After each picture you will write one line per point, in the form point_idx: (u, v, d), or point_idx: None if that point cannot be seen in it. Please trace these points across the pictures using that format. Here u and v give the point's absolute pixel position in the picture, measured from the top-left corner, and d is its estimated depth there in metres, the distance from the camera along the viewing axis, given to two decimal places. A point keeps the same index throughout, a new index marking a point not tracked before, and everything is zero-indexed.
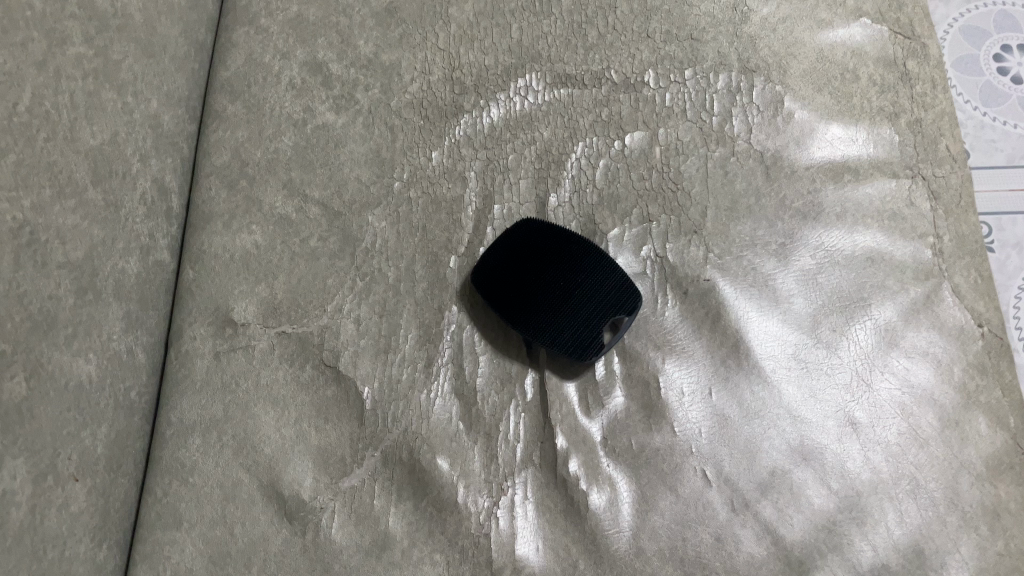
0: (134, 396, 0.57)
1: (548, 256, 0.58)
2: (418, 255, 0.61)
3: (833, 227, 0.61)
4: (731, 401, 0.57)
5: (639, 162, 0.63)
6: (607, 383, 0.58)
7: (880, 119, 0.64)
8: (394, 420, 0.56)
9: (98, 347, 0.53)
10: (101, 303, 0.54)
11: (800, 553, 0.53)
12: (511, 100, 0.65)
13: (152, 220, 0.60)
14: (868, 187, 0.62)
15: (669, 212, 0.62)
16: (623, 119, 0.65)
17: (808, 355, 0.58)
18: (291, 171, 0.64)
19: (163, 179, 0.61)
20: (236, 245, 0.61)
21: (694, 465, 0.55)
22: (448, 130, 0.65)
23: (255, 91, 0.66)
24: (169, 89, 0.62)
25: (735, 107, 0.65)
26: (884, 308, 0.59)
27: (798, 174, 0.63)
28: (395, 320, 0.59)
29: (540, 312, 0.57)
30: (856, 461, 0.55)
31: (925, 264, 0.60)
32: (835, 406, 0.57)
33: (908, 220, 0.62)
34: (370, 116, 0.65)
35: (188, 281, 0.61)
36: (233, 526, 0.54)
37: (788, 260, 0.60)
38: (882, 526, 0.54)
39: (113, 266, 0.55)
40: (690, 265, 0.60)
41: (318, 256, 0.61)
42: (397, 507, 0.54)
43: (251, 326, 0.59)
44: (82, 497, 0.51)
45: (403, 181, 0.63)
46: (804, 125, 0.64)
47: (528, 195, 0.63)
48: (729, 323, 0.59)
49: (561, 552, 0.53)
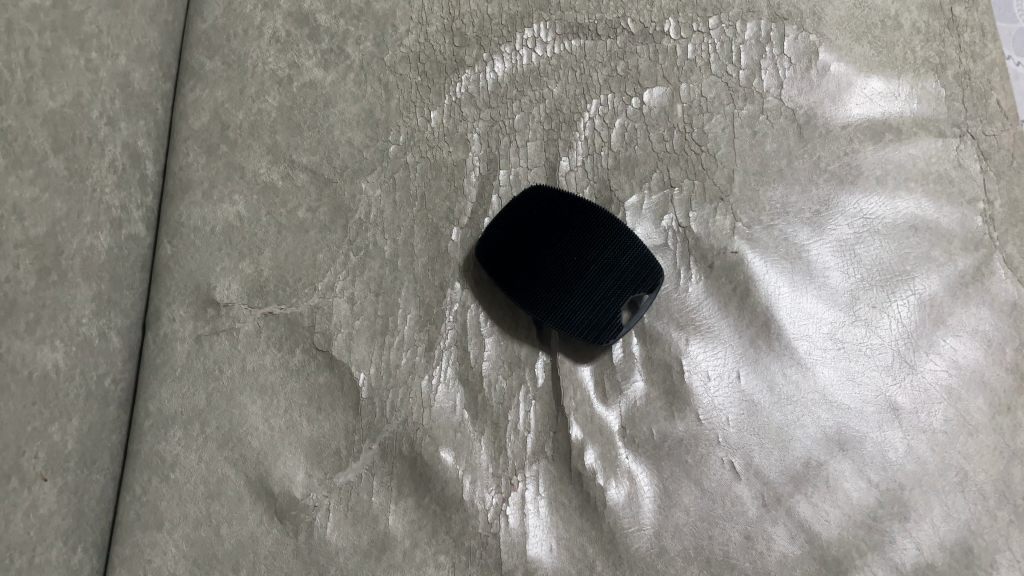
0: (109, 384, 0.51)
1: (562, 226, 0.53)
2: (417, 227, 0.56)
3: (873, 193, 0.56)
4: (761, 386, 0.52)
5: (659, 122, 0.58)
6: (625, 367, 0.53)
7: (924, 71, 0.58)
8: (393, 410, 0.52)
9: (65, 335, 0.47)
10: (67, 285, 0.48)
11: (837, 552, 0.49)
12: (518, 53, 0.59)
13: (124, 190, 0.54)
14: (912, 147, 0.57)
15: (693, 176, 0.56)
16: (641, 73, 0.59)
17: (845, 334, 0.53)
18: (277, 134, 0.58)
19: (136, 144, 0.55)
20: (217, 217, 0.56)
21: (721, 456, 0.51)
22: (449, 87, 0.59)
23: (235, 45, 0.60)
24: (140, 43, 0.55)
25: (765, 60, 0.58)
26: (929, 282, 0.54)
27: (833, 134, 0.57)
28: (392, 299, 0.54)
29: (552, 289, 0.52)
30: (898, 451, 0.50)
31: (975, 232, 0.55)
32: (875, 390, 0.52)
33: (956, 184, 0.56)
34: (362, 72, 0.59)
35: (166, 258, 0.55)
36: (219, 527, 0.50)
37: (823, 230, 0.55)
38: (927, 522, 0.49)
39: (81, 243, 0.49)
40: (716, 236, 0.55)
41: (307, 229, 0.56)
42: (398, 504, 0.50)
43: (235, 307, 0.54)
44: (52, 500, 0.46)
45: (400, 145, 0.58)
46: (841, 78, 0.58)
47: (536, 159, 0.58)
48: (758, 300, 0.54)
49: (577, 553, 0.49)
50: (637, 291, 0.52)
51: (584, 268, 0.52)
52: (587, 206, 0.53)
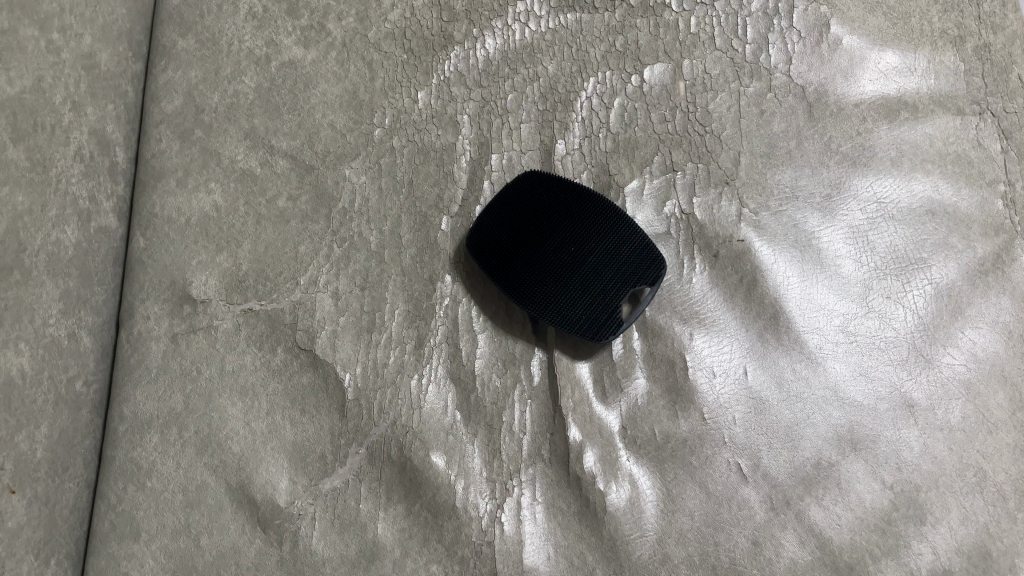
0: (80, 388, 0.48)
1: (559, 216, 0.50)
2: (405, 216, 0.53)
3: (887, 175, 0.53)
4: (769, 381, 0.49)
5: (660, 101, 0.54)
6: (625, 363, 0.50)
7: (942, 44, 0.55)
8: (380, 412, 0.49)
9: (31, 338, 0.44)
10: (31, 284, 0.44)
11: (849, 558, 0.46)
12: (510, 27, 0.56)
13: (92, 180, 0.50)
14: (929, 126, 0.53)
15: (696, 159, 0.53)
16: (641, 49, 0.55)
17: (857, 326, 0.50)
18: (255, 118, 0.55)
19: (104, 129, 0.51)
20: (193, 207, 0.53)
21: (727, 457, 0.48)
22: (437, 66, 0.56)
23: (209, 22, 0.56)
24: (106, 22, 0.52)
25: (772, 33, 0.55)
26: (946, 270, 0.51)
27: (845, 112, 0.54)
28: (379, 294, 0.51)
29: (548, 282, 0.49)
30: (914, 450, 0.48)
31: (995, 217, 0.52)
32: (889, 385, 0.49)
33: (975, 165, 0.53)
34: (345, 50, 0.56)
35: (139, 251, 0.52)
36: (199, 537, 0.48)
37: (834, 215, 0.52)
38: (944, 525, 0.46)
39: (45, 239, 0.45)
40: (721, 223, 0.52)
41: (288, 219, 0.53)
42: (387, 511, 0.48)
43: (212, 303, 0.51)
44: (20, 513, 0.43)
45: (385, 128, 0.55)
46: (853, 53, 0.55)
47: (531, 141, 0.54)
48: (766, 290, 0.51)
49: (576, 561, 0.47)
50: (639, 285, 0.49)
51: (582, 260, 0.49)
52: (585, 194, 0.50)
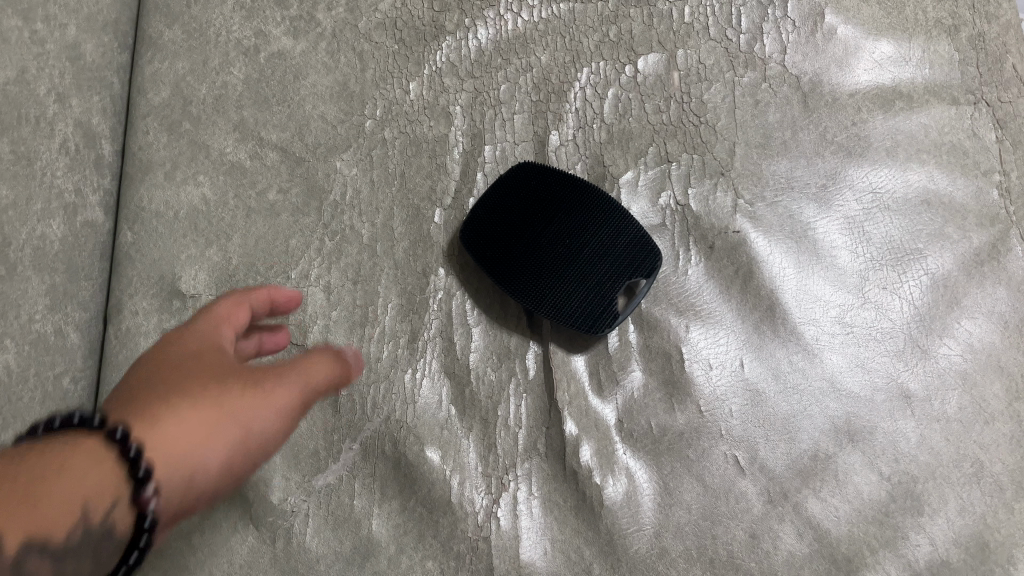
0: (67, 384, 0.47)
1: (554, 206, 0.49)
2: (397, 209, 0.52)
3: (883, 165, 0.52)
4: (766, 373, 0.49)
5: (654, 91, 0.54)
6: (621, 356, 0.50)
7: (936, 34, 0.54)
8: (374, 407, 0.49)
9: (15, 332, 0.43)
10: (14, 278, 0.43)
11: (847, 551, 0.46)
12: (502, 18, 0.55)
13: (78, 172, 0.49)
14: (923, 117, 0.53)
15: (691, 150, 0.53)
16: (635, 39, 0.55)
17: (854, 317, 0.50)
18: (243, 109, 0.54)
19: (89, 122, 0.50)
20: (181, 200, 0.52)
21: (724, 450, 0.48)
22: (428, 56, 0.55)
23: (197, 12, 0.56)
24: (90, 12, 0.51)
25: (767, 24, 0.55)
26: (941, 260, 0.50)
27: (840, 103, 0.53)
28: (372, 288, 0.51)
29: (543, 272, 0.49)
30: (911, 441, 0.47)
31: (990, 206, 0.51)
32: (885, 376, 0.49)
33: (970, 155, 0.52)
34: (334, 41, 0.55)
35: (126, 246, 0.51)
36: (190, 535, 0.47)
37: (830, 205, 0.52)
38: (941, 517, 0.46)
39: (30, 231, 0.44)
40: (717, 214, 0.52)
41: (278, 213, 0.52)
42: (381, 508, 0.47)
43: (201, 298, 0.50)
44: None
45: (376, 119, 0.54)
46: (848, 43, 0.54)
47: (524, 133, 0.54)
48: (762, 282, 0.51)
49: (573, 556, 0.46)
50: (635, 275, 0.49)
51: (578, 251, 0.49)
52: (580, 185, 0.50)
